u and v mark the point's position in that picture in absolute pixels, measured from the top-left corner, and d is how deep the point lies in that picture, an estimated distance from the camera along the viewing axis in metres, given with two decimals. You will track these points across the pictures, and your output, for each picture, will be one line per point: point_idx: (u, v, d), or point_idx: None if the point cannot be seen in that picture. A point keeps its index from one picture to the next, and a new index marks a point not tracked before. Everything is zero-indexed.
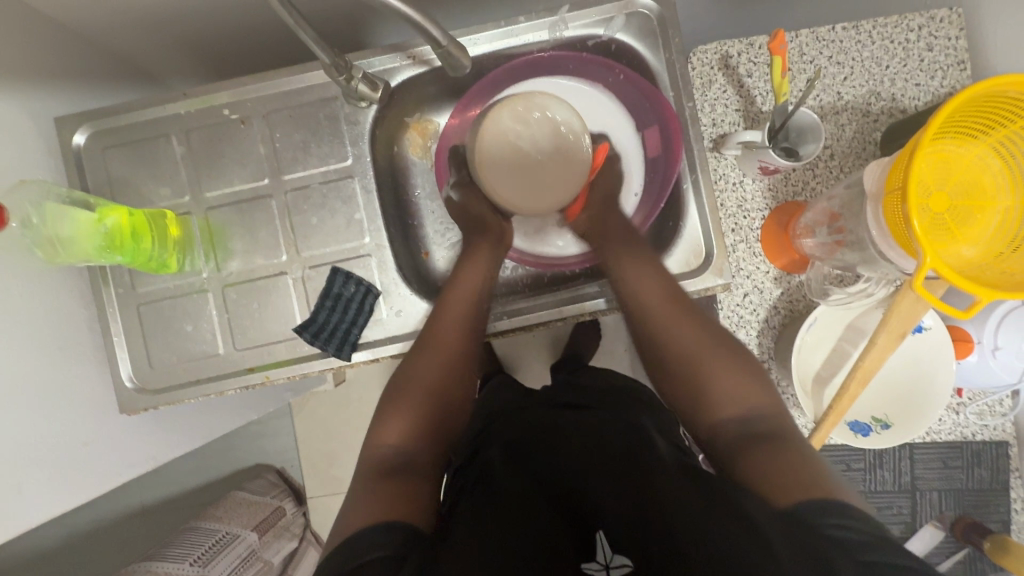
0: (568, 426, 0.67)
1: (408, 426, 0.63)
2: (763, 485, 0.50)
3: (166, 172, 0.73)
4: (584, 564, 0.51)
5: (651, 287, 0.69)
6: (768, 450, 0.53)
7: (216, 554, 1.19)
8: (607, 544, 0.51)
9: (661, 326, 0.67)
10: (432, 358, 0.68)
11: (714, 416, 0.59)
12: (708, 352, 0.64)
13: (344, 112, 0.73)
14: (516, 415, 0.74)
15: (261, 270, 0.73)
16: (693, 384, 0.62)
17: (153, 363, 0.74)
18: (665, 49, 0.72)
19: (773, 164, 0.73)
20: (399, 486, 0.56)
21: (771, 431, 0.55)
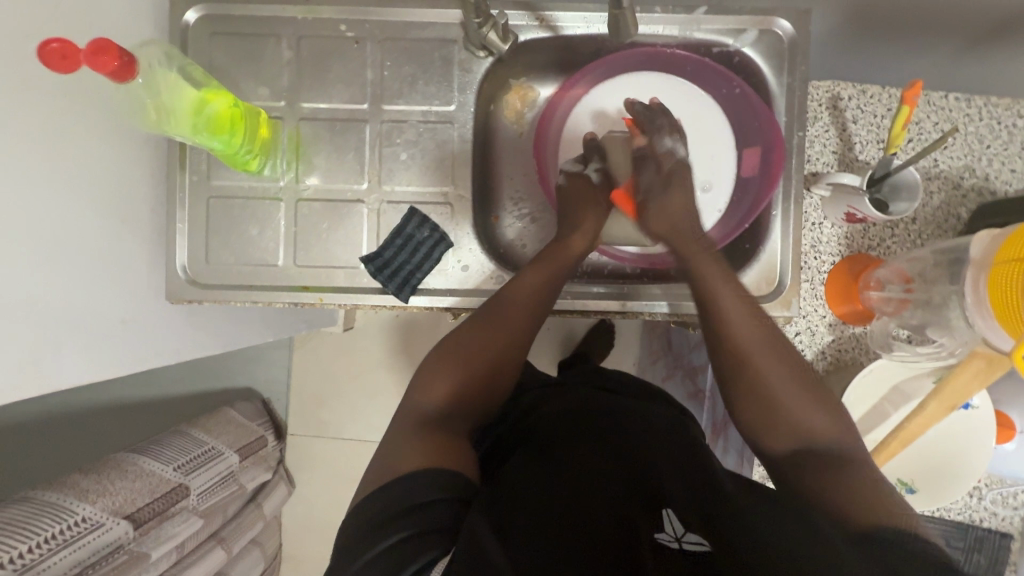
0: (628, 415, 0.64)
1: (459, 385, 0.61)
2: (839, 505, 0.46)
3: (268, 71, 0.72)
4: (655, 535, 0.44)
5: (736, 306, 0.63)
6: (824, 469, 0.51)
7: (197, 466, 1.15)
8: (677, 520, 0.45)
9: (740, 347, 0.61)
10: (494, 325, 0.64)
11: (773, 445, 0.56)
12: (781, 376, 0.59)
13: (459, 58, 0.72)
14: (556, 390, 0.73)
15: (338, 192, 0.72)
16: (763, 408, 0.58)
17: (209, 258, 0.72)
18: (789, 74, 0.72)
19: (862, 213, 0.73)
20: (445, 437, 0.54)
21: (824, 457, 0.53)
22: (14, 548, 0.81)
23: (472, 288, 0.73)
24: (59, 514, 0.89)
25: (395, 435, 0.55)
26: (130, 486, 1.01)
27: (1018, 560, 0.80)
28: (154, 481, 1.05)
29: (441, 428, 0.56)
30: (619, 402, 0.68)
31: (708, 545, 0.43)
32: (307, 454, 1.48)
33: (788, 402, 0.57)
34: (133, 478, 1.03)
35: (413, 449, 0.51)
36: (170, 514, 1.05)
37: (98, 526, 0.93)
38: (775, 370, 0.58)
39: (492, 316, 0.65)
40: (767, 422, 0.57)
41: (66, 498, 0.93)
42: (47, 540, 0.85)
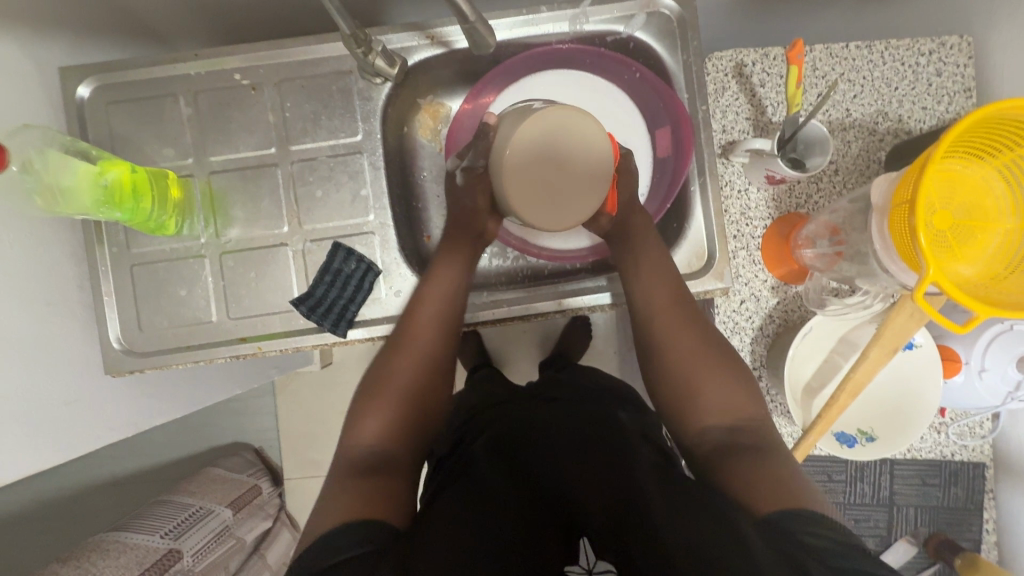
0: (558, 423, 0.67)
1: (387, 419, 0.63)
2: (741, 489, 0.52)
3: (170, 132, 0.72)
4: (565, 566, 0.55)
5: (658, 293, 0.69)
6: (747, 457, 0.55)
7: (187, 529, 1.14)
8: (591, 548, 0.53)
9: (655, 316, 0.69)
10: (417, 349, 0.68)
11: (703, 421, 0.62)
12: (700, 358, 0.66)
13: (357, 87, 0.72)
14: (500, 408, 0.76)
15: (261, 240, 0.72)
16: (682, 391, 0.65)
17: (142, 326, 0.72)
18: (683, 50, 0.72)
19: (780, 173, 0.74)
20: (379, 479, 0.56)
21: (748, 448, 0.56)
22: None
23: None
24: None
25: (331, 489, 0.55)
26: (115, 562, 1.02)
27: (995, 486, 0.81)
28: (140, 553, 1.06)
29: (381, 464, 0.59)
30: (560, 415, 0.69)
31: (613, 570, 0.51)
32: (304, 497, 1.47)
33: (699, 381, 0.64)
34: (117, 554, 1.05)
35: (336, 503, 0.52)
36: None
37: None
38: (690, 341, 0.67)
39: (418, 343, 0.68)
40: (690, 397, 0.64)
41: None
42: None
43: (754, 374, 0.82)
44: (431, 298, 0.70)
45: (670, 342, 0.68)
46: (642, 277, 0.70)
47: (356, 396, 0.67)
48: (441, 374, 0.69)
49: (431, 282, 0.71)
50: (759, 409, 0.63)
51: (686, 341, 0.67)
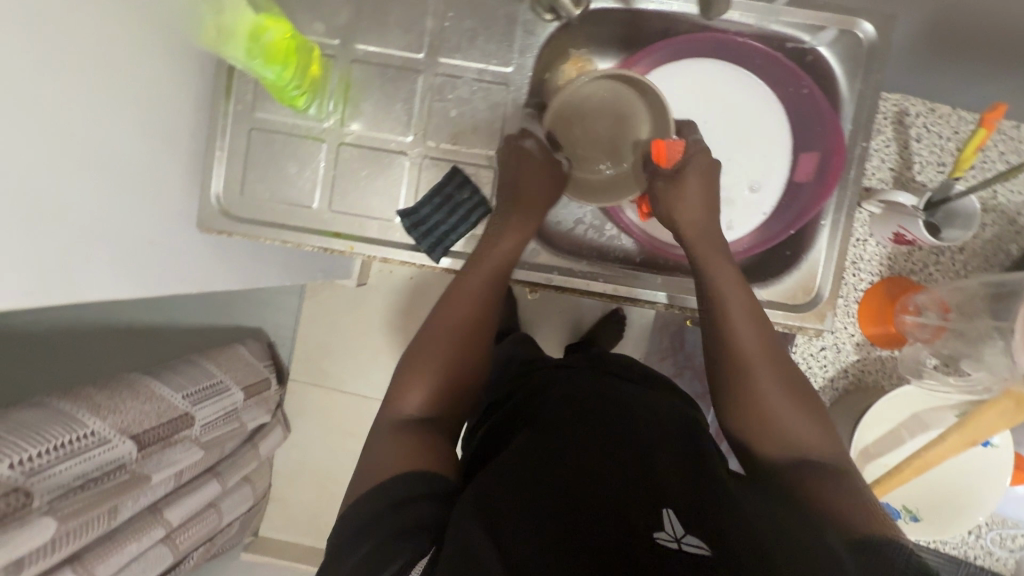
0: (613, 402, 0.64)
1: (429, 388, 0.61)
2: (832, 515, 0.49)
3: (325, 6, 0.69)
4: (654, 537, 0.44)
5: (739, 298, 0.63)
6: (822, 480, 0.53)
7: (204, 398, 1.16)
8: (678, 521, 0.46)
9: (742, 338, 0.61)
10: (453, 322, 0.65)
11: (769, 451, 0.58)
12: (775, 380, 0.59)
13: (523, 18, 0.70)
14: (554, 373, 0.74)
15: (382, 142, 0.71)
16: (752, 411, 0.59)
17: (243, 191, 0.71)
18: (863, 81, 0.69)
19: (913, 234, 0.71)
20: (426, 440, 0.56)
21: (820, 470, 0.54)
22: (18, 454, 0.80)
23: None
24: (69, 426, 0.90)
25: (377, 447, 0.56)
26: (140, 408, 1.03)
27: None
28: (162, 405, 1.07)
29: (423, 432, 0.58)
30: (624, 394, 0.67)
31: (708, 549, 0.43)
32: (305, 401, 1.50)
33: (773, 403, 0.58)
34: (144, 400, 1.05)
35: (393, 454, 0.54)
36: (172, 441, 1.07)
37: (105, 442, 0.94)
38: (767, 366, 0.60)
39: (453, 317, 0.65)
40: (758, 424, 0.58)
41: (78, 409, 0.94)
42: (55, 448, 0.85)
43: None
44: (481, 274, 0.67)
45: (747, 356, 0.60)
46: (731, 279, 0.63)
47: (400, 361, 0.65)
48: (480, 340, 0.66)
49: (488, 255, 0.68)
50: (829, 437, 0.58)
51: (752, 353, 0.61)
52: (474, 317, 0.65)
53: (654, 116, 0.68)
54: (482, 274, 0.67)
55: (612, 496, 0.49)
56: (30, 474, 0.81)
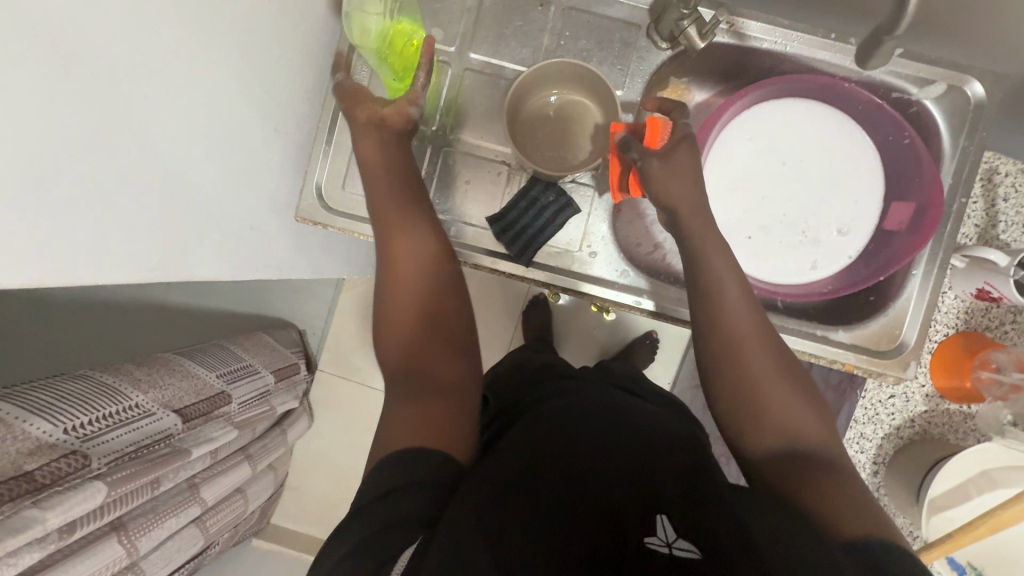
0: (605, 411, 0.69)
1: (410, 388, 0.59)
2: (813, 501, 0.51)
3: (445, 14, 0.71)
4: (646, 539, 0.51)
5: (735, 301, 0.62)
6: (813, 472, 0.53)
7: (238, 378, 1.16)
8: (669, 527, 0.51)
9: (731, 334, 0.61)
10: (402, 318, 0.64)
11: (762, 443, 0.57)
12: (769, 375, 0.59)
13: (638, 45, 0.72)
14: (571, 387, 0.80)
15: (484, 151, 0.73)
16: (746, 408, 0.59)
17: (346, 186, 0.72)
18: (967, 136, 0.70)
19: (1000, 292, 0.72)
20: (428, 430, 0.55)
21: (814, 462, 0.54)
22: (70, 420, 0.79)
23: (596, 277, 0.74)
24: (112, 396, 0.89)
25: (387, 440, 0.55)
26: (178, 385, 1.03)
27: None
28: (198, 384, 1.06)
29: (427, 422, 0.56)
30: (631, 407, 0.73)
31: (697, 553, 0.47)
32: (333, 392, 1.51)
33: (767, 396, 0.58)
34: (179, 377, 1.05)
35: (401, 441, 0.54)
36: (212, 417, 1.06)
37: (150, 413, 0.93)
38: (764, 362, 0.60)
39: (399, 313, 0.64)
40: (751, 420, 0.58)
41: (120, 382, 0.94)
42: (103, 417, 0.85)
43: (872, 467, 0.82)
44: (411, 263, 0.65)
45: (737, 352, 0.60)
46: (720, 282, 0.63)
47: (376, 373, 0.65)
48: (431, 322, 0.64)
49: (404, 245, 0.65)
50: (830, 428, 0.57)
51: (754, 360, 0.60)
52: (429, 320, 0.64)
53: (600, 98, 0.69)
54: (414, 257, 0.66)
55: (605, 497, 0.55)
56: (85, 440, 0.80)
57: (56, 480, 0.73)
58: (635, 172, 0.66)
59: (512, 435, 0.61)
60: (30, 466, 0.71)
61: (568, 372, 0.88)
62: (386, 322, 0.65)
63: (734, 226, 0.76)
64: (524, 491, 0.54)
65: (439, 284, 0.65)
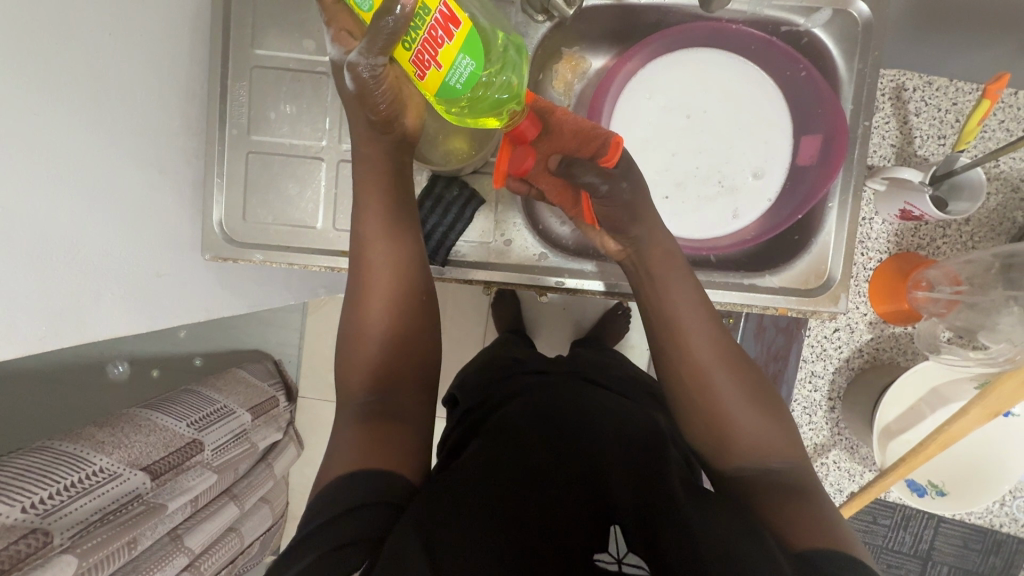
0: (575, 412, 0.71)
1: (359, 415, 0.62)
2: (774, 521, 0.56)
3: (314, 21, 0.69)
4: (597, 555, 0.55)
5: (703, 323, 0.65)
6: (777, 493, 0.59)
7: (211, 423, 1.14)
8: (621, 542, 0.57)
9: (699, 363, 0.64)
10: (370, 334, 0.66)
11: (732, 464, 0.62)
12: (738, 401, 0.63)
13: (515, 20, 0.70)
14: (533, 380, 0.81)
15: None
16: (716, 431, 0.63)
17: (246, 217, 0.71)
18: (861, 58, 0.69)
19: (919, 210, 0.71)
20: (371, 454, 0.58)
21: (780, 483, 0.60)
22: (29, 497, 0.78)
23: (515, 264, 0.73)
24: (76, 464, 0.87)
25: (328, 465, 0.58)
26: (145, 440, 1.00)
27: None
28: (168, 436, 1.05)
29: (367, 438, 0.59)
30: (599, 400, 0.76)
31: (646, 568, 0.54)
32: (312, 416, 1.49)
33: (738, 421, 0.62)
34: (147, 432, 1.02)
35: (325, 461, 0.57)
36: (185, 467, 1.04)
37: (116, 476, 0.91)
38: (732, 389, 0.63)
39: (366, 328, 0.66)
40: (722, 443, 0.63)
41: (82, 448, 0.91)
42: (67, 487, 0.84)
43: (827, 402, 0.82)
44: (380, 274, 0.65)
45: (709, 376, 0.64)
46: (683, 306, 0.65)
47: (337, 378, 0.67)
48: (402, 343, 0.66)
49: (371, 263, 0.65)
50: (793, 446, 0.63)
51: (718, 385, 0.63)
52: (397, 340, 0.66)
53: None
54: (384, 266, 0.65)
55: (580, 518, 0.58)
56: (45, 515, 0.79)
57: (16, 565, 0.74)
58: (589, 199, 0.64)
59: (472, 458, 0.63)
60: None
61: (522, 363, 0.89)
62: (350, 330, 0.67)
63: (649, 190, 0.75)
64: (503, 523, 0.55)
65: (413, 319, 0.67)
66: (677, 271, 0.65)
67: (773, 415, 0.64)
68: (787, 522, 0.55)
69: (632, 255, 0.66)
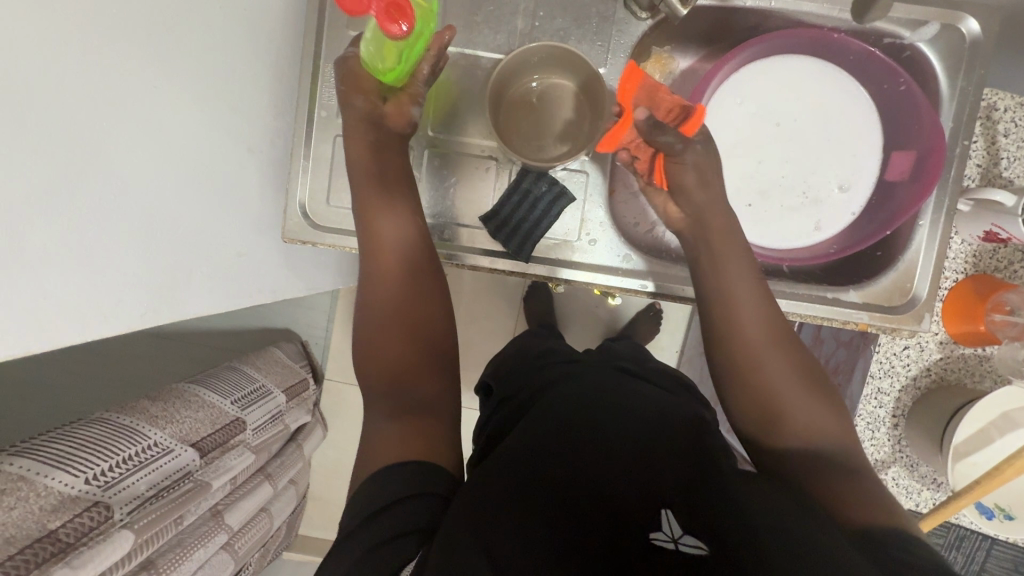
0: (607, 396, 0.67)
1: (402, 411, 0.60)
2: (833, 504, 0.51)
3: None
4: (651, 535, 0.47)
5: (751, 301, 0.64)
6: (840, 476, 0.54)
7: (250, 403, 1.13)
8: (674, 520, 0.48)
9: (748, 342, 0.62)
10: (385, 325, 0.65)
11: (783, 445, 0.58)
12: (789, 381, 0.60)
13: (615, 18, 0.70)
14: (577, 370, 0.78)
15: (475, 147, 0.71)
16: (766, 412, 0.60)
17: (330, 200, 0.70)
18: (966, 77, 0.68)
19: (1008, 233, 0.70)
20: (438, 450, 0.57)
21: (835, 465, 0.55)
22: (90, 469, 0.78)
23: (598, 263, 0.72)
24: (133, 437, 0.86)
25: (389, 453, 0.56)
26: (194, 416, 1.00)
27: None
28: (214, 412, 1.04)
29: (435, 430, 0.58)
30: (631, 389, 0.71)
31: (706, 549, 0.45)
32: (339, 398, 1.49)
33: (787, 403, 0.59)
34: (195, 408, 1.01)
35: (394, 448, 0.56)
36: (229, 446, 1.04)
37: (168, 451, 0.91)
38: (782, 371, 0.61)
39: (378, 320, 0.65)
40: (770, 424, 0.59)
41: (139, 421, 0.90)
42: (123, 462, 0.83)
43: (891, 420, 0.81)
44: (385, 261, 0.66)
45: (758, 356, 0.62)
46: (735, 285, 0.64)
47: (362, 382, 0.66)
48: (418, 329, 0.65)
49: (377, 252, 0.66)
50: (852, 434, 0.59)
51: (770, 364, 0.61)
52: (412, 327, 0.65)
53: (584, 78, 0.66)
54: (391, 251, 0.66)
55: (623, 490, 0.51)
56: (105, 488, 0.79)
57: (79, 539, 0.73)
58: (662, 157, 0.66)
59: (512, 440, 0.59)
60: (52, 525, 0.71)
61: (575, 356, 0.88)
62: (364, 328, 0.67)
63: (734, 196, 0.74)
64: (535, 492, 0.50)
65: (424, 300, 0.67)
66: (728, 241, 0.65)
67: (830, 400, 0.60)
68: (844, 505, 0.51)
69: (694, 226, 0.67)
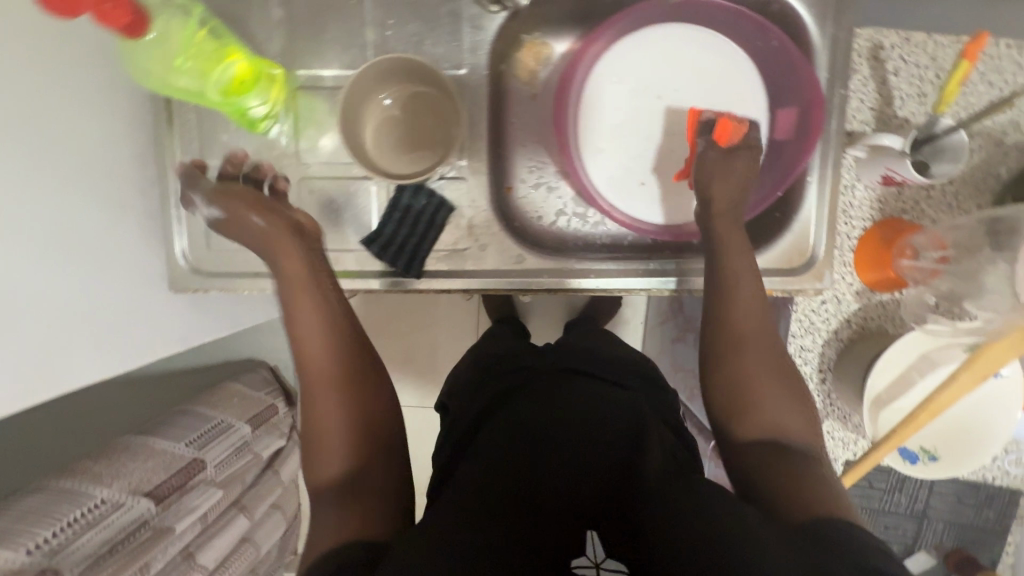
0: (580, 398, 0.66)
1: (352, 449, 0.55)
2: (785, 490, 0.50)
3: (255, 32, 0.68)
4: (574, 561, 0.49)
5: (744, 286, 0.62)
6: (792, 462, 0.52)
7: (210, 440, 1.11)
8: (598, 545, 0.51)
9: (741, 324, 0.60)
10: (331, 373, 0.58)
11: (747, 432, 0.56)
12: (774, 375, 0.58)
13: (468, 14, 0.68)
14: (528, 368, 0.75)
15: (345, 169, 0.69)
16: (737, 396, 0.58)
17: (210, 245, 0.70)
18: (832, 23, 0.67)
19: (901, 176, 0.69)
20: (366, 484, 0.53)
21: (799, 454, 0.53)
22: (33, 539, 0.79)
23: (492, 268, 0.71)
24: (77, 499, 0.87)
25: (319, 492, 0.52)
26: (143, 466, 0.98)
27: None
28: (167, 458, 1.02)
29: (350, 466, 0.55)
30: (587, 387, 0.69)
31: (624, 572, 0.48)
32: None
33: (761, 390, 0.57)
34: (144, 458, 1.00)
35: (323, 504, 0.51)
36: (189, 487, 1.03)
37: (119, 505, 0.91)
38: (763, 362, 0.58)
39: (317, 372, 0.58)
40: (744, 407, 0.57)
41: (81, 482, 0.90)
42: (69, 525, 0.83)
43: (818, 374, 0.80)
44: (314, 310, 0.60)
45: (745, 339, 0.59)
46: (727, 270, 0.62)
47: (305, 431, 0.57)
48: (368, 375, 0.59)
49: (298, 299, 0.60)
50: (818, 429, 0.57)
51: (756, 350, 0.59)
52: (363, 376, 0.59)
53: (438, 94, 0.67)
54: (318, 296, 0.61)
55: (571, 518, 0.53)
56: (52, 555, 0.80)
57: None
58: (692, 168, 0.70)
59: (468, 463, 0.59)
60: None
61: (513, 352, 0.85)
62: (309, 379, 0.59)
63: (623, 177, 0.72)
64: (492, 520, 0.50)
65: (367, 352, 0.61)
66: (739, 243, 0.63)
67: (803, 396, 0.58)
68: (805, 494, 0.49)
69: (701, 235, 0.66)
